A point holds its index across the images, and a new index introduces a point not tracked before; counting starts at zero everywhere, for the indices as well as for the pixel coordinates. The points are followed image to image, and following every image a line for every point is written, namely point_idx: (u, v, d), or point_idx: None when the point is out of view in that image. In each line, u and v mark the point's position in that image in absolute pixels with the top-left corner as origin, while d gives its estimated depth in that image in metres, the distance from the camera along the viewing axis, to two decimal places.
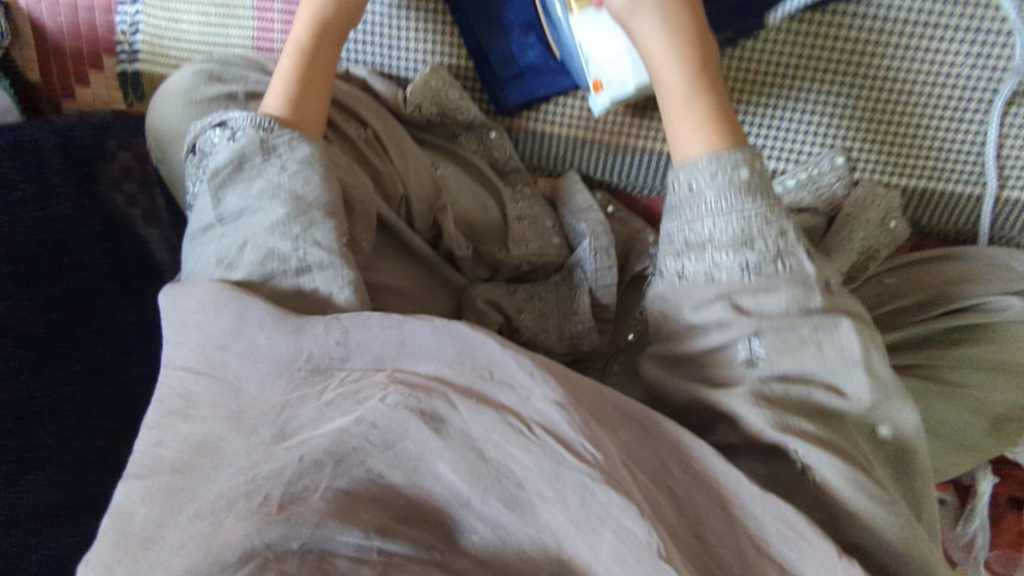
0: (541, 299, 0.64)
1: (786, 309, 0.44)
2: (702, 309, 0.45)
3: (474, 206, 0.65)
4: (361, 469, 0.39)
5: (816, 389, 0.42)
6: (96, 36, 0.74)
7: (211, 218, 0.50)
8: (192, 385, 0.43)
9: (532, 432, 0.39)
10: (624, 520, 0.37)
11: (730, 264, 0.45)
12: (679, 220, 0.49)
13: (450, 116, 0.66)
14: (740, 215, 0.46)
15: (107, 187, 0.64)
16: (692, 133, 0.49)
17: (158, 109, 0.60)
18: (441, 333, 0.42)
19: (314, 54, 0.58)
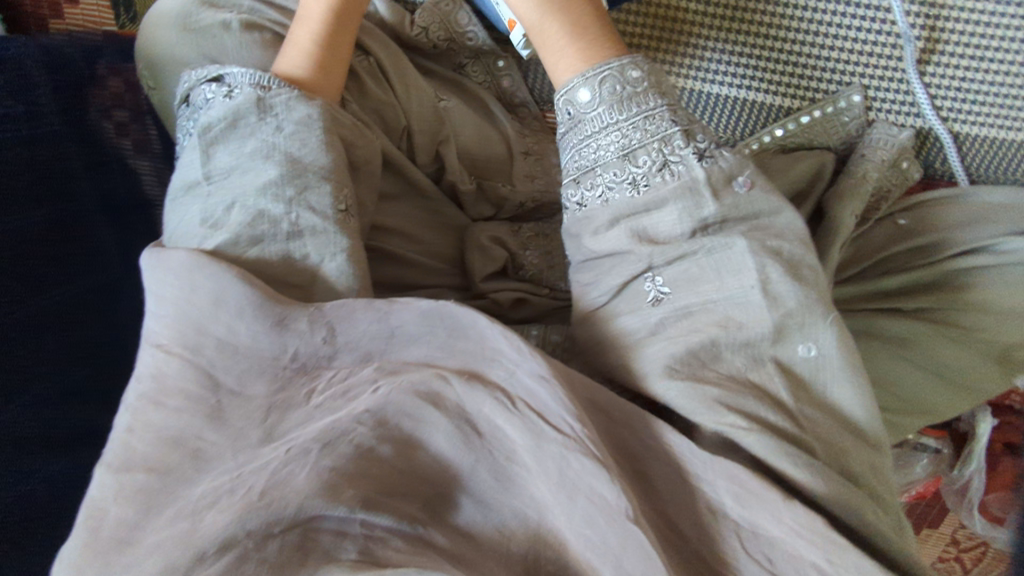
0: (545, 236, 0.63)
1: (680, 219, 0.44)
2: (602, 235, 0.46)
3: (476, 139, 0.61)
4: (349, 444, 0.39)
5: (716, 334, 0.41)
6: None
7: (198, 175, 0.49)
8: (165, 367, 0.43)
9: (516, 407, 0.39)
10: (598, 486, 0.37)
11: (619, 182, 0.46)
12: (571, 146, 0.50)
13: (458, 39, 0.62)
14: (619, 128, 0.47)
15: (97, 115, 0.67)
16: (571, 60, 0.50)
17: (151, 36, 0.58)
18: (429, 318, 0.43)
19: (341, 11, 0.55)
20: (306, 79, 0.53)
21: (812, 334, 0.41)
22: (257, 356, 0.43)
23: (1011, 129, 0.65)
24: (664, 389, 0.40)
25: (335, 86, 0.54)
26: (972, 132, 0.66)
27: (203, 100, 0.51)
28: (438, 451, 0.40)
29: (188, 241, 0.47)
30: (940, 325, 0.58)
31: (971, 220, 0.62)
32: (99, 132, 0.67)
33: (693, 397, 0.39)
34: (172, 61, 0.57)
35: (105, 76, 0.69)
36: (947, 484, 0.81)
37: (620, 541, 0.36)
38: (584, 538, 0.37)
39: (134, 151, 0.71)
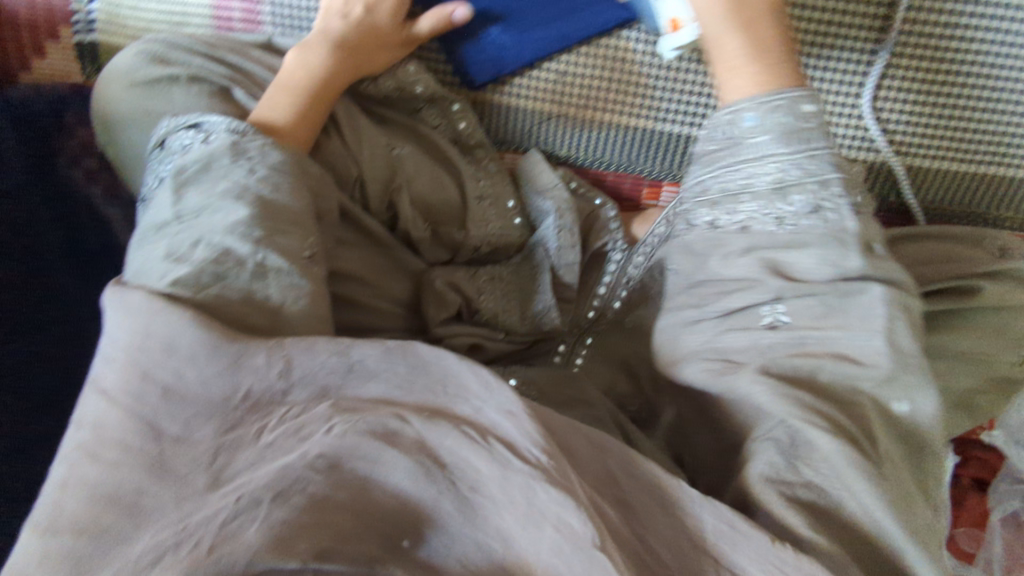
0: (501, 280, 0.63)
1: (817, 268, 0.43)
2: (730, 262, 0.47)
3: (431, 186, 0.62)
4: (301, 496, 0.38)
5: (826, 362, 0.41)
6: (52, 9, 0.66)
7: (168, 215, 0.47)
8: (107, 419, 0.39)
9: (485, 441, 0.38)
10: (563, 514, 0.36)
11: (762, 213, 0.46)
12: (717, 166, 0.49)
13: (407, 90, 0.61)
14: (773, 161, 0.46)
15: (66, 164, 0.68)
16: (750, 79, 0.49)
17: (105, 92, 0.60)
18: (391, 355, 0.41)
19: (326, 66, 0.57)
20: (277, 127, 0.54)
21: (907, 392, 0.41)
22: (207, 402, 0.39)
23: (962, 163, 0.68)
24: (755, 390, 0.41)
25: (305, 136, 0.56)
26: (925, 166, 0.68)
27: (180, 145, 0.52)
28: (397, 486, 0.40)
29: (147, 276, 0.44)
30: None
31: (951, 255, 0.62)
32: (65, 181, 0.68)
33: (782, 399, 0.40)
34: (129, 118, 0.58)
35: (75, 125, 0.70)
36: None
37: (586, 569, 0.35)
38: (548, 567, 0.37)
39: (104, 197, 0.70)
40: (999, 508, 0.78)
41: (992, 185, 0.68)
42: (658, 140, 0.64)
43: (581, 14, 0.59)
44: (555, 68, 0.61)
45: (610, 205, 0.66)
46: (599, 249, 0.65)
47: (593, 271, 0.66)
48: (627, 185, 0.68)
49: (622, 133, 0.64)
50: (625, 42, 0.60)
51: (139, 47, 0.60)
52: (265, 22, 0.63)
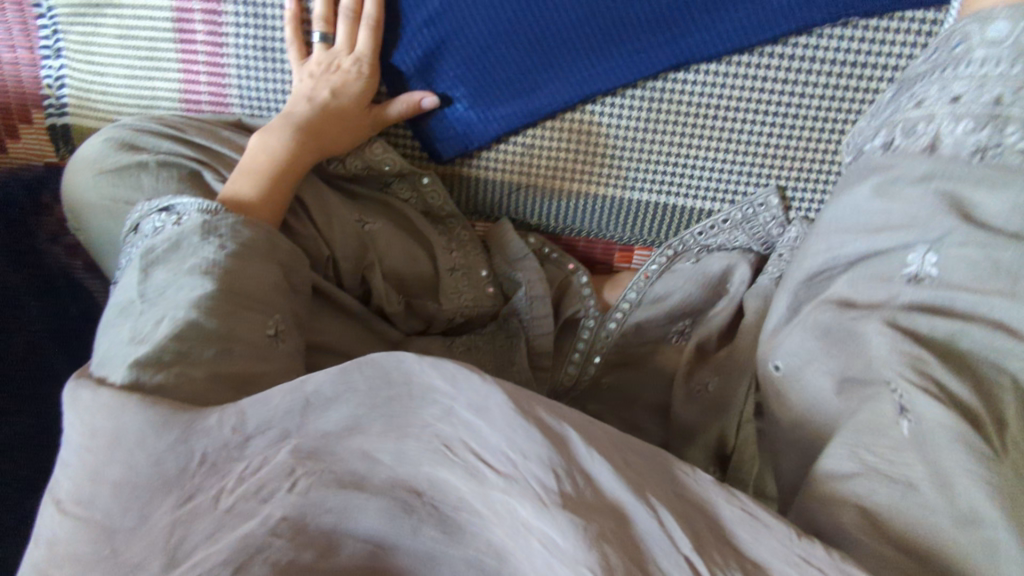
0: (477, 349, 0.63)
1: (1012, 204, 0.41)
2: (901, 191, 0.46)
3: (404, 259, 0.62)
4: (264, 563, 0.38)
5: (977, 327, 0.39)
6: (24, 91, 0.66)
7: (133, 296, 0.47)
8: (59, 531, 0.38)
9: (455, 452, 0.38)
10: (542, 527, 0.35)
11: (959, 134, 0.44)
12: (925, 85, 0.48)
13: (375, 168, 0.63)
14: (1000, 78, 0.43)
15: (46, 243, 0.70)
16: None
17: (73, 180, 0.59)
18: (342, 380, 0.38)
19: (294, 149, 0.57)
20: (244, 206, 0.54)
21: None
22: (159, 479, 0.38)
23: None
24: (877, 339, 0.41)
25: (274, 214, 0.55)
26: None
27: (151, 228, 0.52)
28: (370, 527, 0.41)
29: (109, 365, 0.43)
30: None
31: None
32: (48, 261, 0.70)
33: (904, 347, 0.39)
34: (96, 206, 0.57)
35: (50, 203, 0.70)
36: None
37: None
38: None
39: (86, 269, 0.72)
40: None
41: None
42: (625, 207, 0.65)
43: (543, 91, 0.60)
44: (521, 140, 0.63)
45: (583, 270, 0.66)
46: (572, 316, 0.66)
47: (569, 334, 0.66)
48: (599, 249, 0.70)
49: (591, 201, 0.65)
50: (588, 116, 0.61)
51: (107, 134, 0.59)
52: (233, 103, 0.64)
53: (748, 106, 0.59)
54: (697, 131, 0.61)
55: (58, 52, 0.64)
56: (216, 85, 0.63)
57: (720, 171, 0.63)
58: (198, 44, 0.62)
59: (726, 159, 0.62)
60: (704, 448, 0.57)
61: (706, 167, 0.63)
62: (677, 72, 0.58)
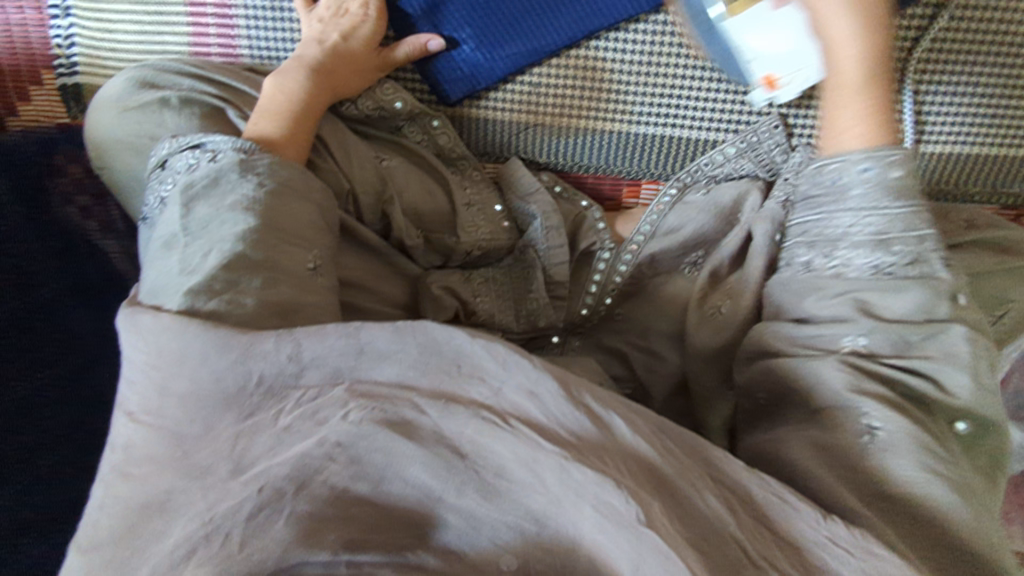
0: (494, 281, 0.65)
1: (911, 310, 0.45)
2: (825, 303, 0.48)
3: (420, 193, 0.64)
4: (324, 486, 0.39)
5: (905, 381, 0.44)
6: (33, 52, 0.67)
7: (177, 229, 0.48)
8: (134, 438, 0.41)
9: (505, 423, 0.39)
10: (601, 492, 0.36)
11: (863, 263, 0.47)
12: (817, 211, 0.52)
13: (386, 108, 0.64)
14: (881, 212, 0.48)
15: (59, 204, 0.70)
16: (863, 132, 0.51)
17: (97, 118, 0.61)
18: (401, 334, 0.41)
19: (309, 91, 0.58)
20: (265, 144, 0.55)
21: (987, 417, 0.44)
22: (219, 395, 0.40)
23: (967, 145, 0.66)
24: (830, 371, 0.44)
25: (298, 153, 0.56)
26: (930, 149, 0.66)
27: (185, 165, 0.52)
28: (418, 482, 0.40)
29: (162, 295, 0.45)
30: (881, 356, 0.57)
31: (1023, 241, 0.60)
32: (64, 221, 0.70)
33: (851, 390, 0.43)
34: (124, 142, 0.60)
35: (64, 164, 0.71)
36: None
37: (636, 548, 0.36)
38: (593, 536, 0.38)
39: (101, 232, 0.72)
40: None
41: (1001, 165, 0.67)
42: (633, 142, 0.67)
43: (547, 31, 0.62)
44: (528, 80, 0.65)
45: (596, 208, 0.68)
46: (587, 250, 0.67)
47: (586, 265, 0.67)
48: (608, 187, 0.72)
49: (599, 138, 0.67)
50: (593, 52, 0.63)
51: (128, 75, 0.61)
52: (243, 52, 0.65)
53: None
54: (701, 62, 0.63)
55: (66, 11, 0.65)
56: (226, 34, 0.64)
57: (723, 102, 0.65)
58: (208, 5, 0.64)
59: (728, 89, 0.64)
60: (717, 366, 0.57)
61: (709, 99, 0.65)
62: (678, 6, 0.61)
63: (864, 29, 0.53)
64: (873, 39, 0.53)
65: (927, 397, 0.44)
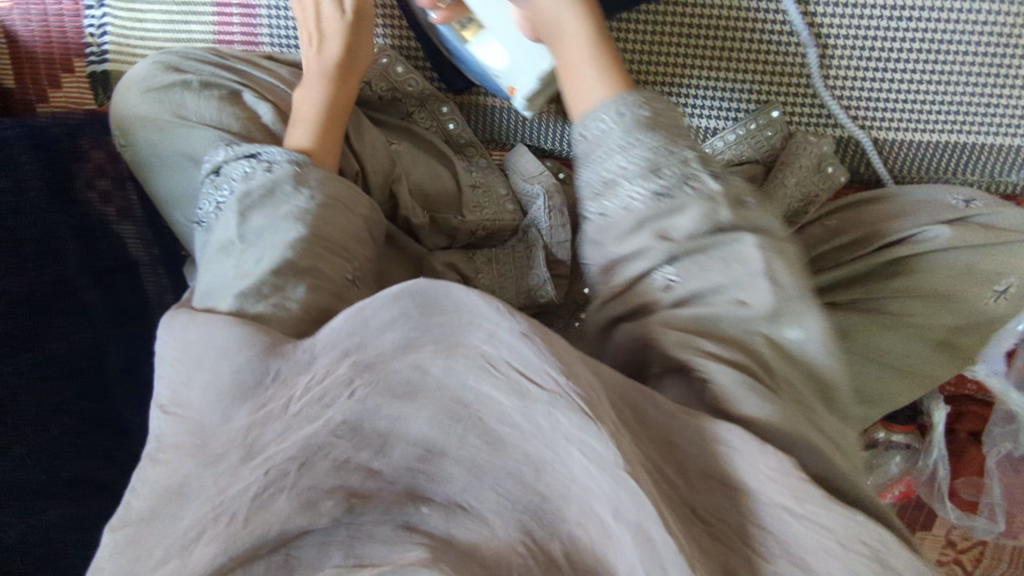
0: (498, 261, 0.66)
1: (696, 228, 0.40)
2: (625, 241, 0.41)
3: (428, 176, 0.66)
4: (328, 461, 0.35)
5: (724, 308, 0.39)
6: (66, 41, 0.71)
7: (232, 236, 0.50)
8: (164, 427, 0.40)
9: (498, 370, 0.34)
10: (587, 438, 0.33)
11: (642, 194, 0.41)
12: (586, 162, 0.44)
13: (399, 89, 0.67)
14: (645, 144, 0.42)
15: (81, 187, 0.71)
16: (599, 81, 0.47)
17: (122, 103, 0.63)
18: (397, 296, 0.36)
19: (335, 96, 0.60)
20: (314, 153, 0.58)
21: (797, 319, 0.39)
22: (236, 388, 0.39)
23: (969, 134, 0.66)
24: (700, 343, 0.38)
25: (335, 156, 0.59)
26: (929, 138, 0.67)
27: (240, 173, 0.54)
28: (417, 435, 0.35)
29: (218, 294, 0.46)
30: (874, 316, 0.57)
31: (899, 212, 0.61)
32: (84, 204, 0.72)
33: (686, 345, 0.38)
34: (143, 119, 0.61)
35: (88, 150, 0.73)
36: (914, 476, 0.77)
37: (634, 507, 0.32)
38: (588, 488, 0.33)
39: (117, 217, 0.76)
40: (995, 453, 0.74)
41: (1006, 155, 0.66)
42: None
43: None
44: None
45: None
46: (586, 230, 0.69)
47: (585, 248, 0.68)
48: None
49: None
50: None
51: (154, 59, 0.63)
52: (263, 41, 0.69)
53: (737, 22, 0.64)
54: (697, 51, 0.66)
55: (100, 2, 0.70)
56: (249, 24, 0.68)
57: (719, 91, 0.67)
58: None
59: (723, 79, 0.67)
60: None
61: (706, 88, 0.67)
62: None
63: None
64: None
65: (738, 330, 0.39)
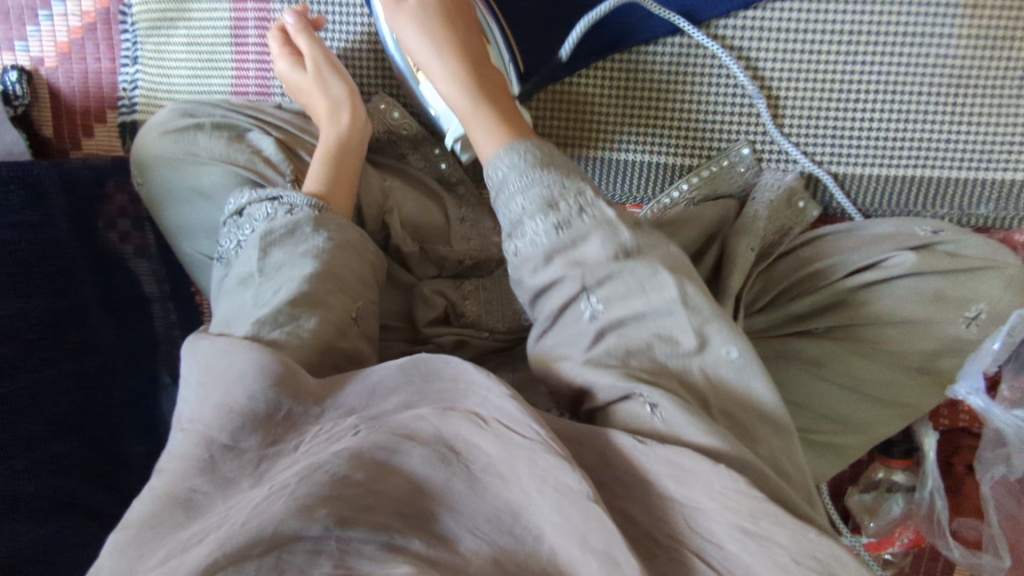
0: (485, 289, 0.69)
1: (601, 251, 0.46)
2: (541, 271, 0.48)
3: (418, 209, 0.70)
4: (324, 474, 0.35)
5: (656, 342, 0.45)
6: (102, 94, 0.80)
7: (254, 270, 0.53)
8: (176, 445, 0.41)
9: (487, 424, 0.38)
10: (562, 477, 0.36)
11: (543, 228, 0.48)
12: (499, 205, 0.52)
13: (393, 134, 0.73)
14: (539, 184, 0.50)
15: (104, 226, 0.78)
16: (496, 137, 0.56)
17: (143, 143, 0.69)
18: (405, 369, 0.42)
19: (344, 139, 0.67)
20: (320, 195, 0.62)
21: (727, 338, 0.44)
22: (252, 416, 0.40)
23: (930, 170, 0.70)
24: (601, 376, 0.43)
25: (347, 198, 0.64)
26: (893, 173, 0.71)
27: (263, 215, 0.57)
28: (415, 474, 0.37)
29: (233, 323, 0.49)
30: (848, 345, 0.58)
31: (860, 244, 0.63)
32: (104, 241, 0.77)
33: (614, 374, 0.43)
34: (161, 157, 0.67)
35: (112, 193, 0.80)
36: (915, 512, 0.75)
37: (606, 542, 0.35)
38: (555, 528, 0.36)
39: (134, 254, 0.81)
40: (988, 479, 0.69)
41: (965, 189, 0.70)
42: (616, 165, 0.75)
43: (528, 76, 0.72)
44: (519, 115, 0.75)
45: None
46: None
47: None
48: None
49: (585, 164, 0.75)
50: (573, 88, 0.73)
51: (176, 106, 0.70)
52: (276, 92, 0.76)
53: (700, 71, 0.70)
54: (668, 96, 0.71)
55: (134, 60, 0.78)
56: (263, 78, 0.76)
57: (692, 133, 0.72)
58: (251, 54, 0.76)
59: (694, 121, 0.72)
60: None
61: (679, 131, 0.72)
62: (648, 47, 0.71)
63: (454, 55, 0.61)
64: (468, 66, 0.61)
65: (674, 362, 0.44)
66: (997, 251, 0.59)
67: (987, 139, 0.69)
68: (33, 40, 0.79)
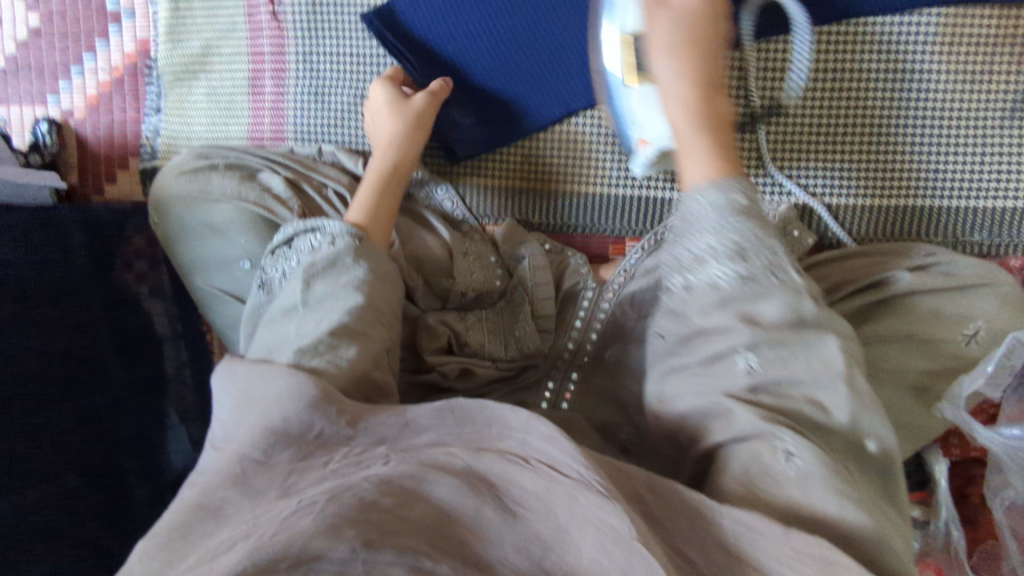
0: (487, 320, 0.70)
1: (779, 315, 0.45)
2: (708, 314, 0.47)
3: (421, 244, 0.72)
4: (351, 497, 0.36)
5: (803, 403, 0.44)
6: (126, 143, 0.85)
7: (297, 300, 0.54)
8: (212, 462, 0.43)
9: (529, 463, 0.38)
10: (607, 517, 0.35)
11: (728, 274, 0.46)
12: (683, 235, 0.50)
13: None
14: (734, 227, 0.47)
15: (121, 269, 0.79)
16: (706, 164, 0.52)
17: (160, 184, 0.72)
18: (442, 410, 0.42)
19: (393, 174, 0.69)
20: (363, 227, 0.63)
21: (875, 429, 0.43)
22: (282, 434, 0.41)
23: (923, 199, 0.72)
24: (747, 416, 0.43)
25: (385, 230, 0.65)
26: (885, 203, 0.73)
27: (307, 246, 0.58)
28: (440, 500, 0.37)
29: (275, 350, 0.51)
30: None
31: (874, 260, 0.64)
32: (120, 282, 0.79)
33: (764, 419, 0.43)
34: (178, 198, 0.70)
35: (131, 236, 0.82)
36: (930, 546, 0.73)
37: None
38: (593, 558, 0.35)
39: (149, 294, 0.82)
40: (999, 504, 0.68)
41: (957, 218, 0.72)
42: (612, 202, 0.77)
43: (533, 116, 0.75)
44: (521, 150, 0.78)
45: (575, 253, 0.75)
46: (570, 289, 0.72)
47: (569, 304, 0.72)
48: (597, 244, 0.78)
49: (584, 200, 0.77)
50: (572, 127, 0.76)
51: (191, 151, 0.74)
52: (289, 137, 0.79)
53: None
54: None
55: (157, 111, 0.83)
56: (276, 122, 0.80)
57: None
58: (267, 102, 0.80)
59: None
60: None
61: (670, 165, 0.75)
62: None
63: (688, 79, 0.56)
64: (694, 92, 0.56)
65: (821, 426, 0.43)
66: (991, 271, 0.61)
67: (975, 170, 0.71)
68: (64, 94, 0.85)
